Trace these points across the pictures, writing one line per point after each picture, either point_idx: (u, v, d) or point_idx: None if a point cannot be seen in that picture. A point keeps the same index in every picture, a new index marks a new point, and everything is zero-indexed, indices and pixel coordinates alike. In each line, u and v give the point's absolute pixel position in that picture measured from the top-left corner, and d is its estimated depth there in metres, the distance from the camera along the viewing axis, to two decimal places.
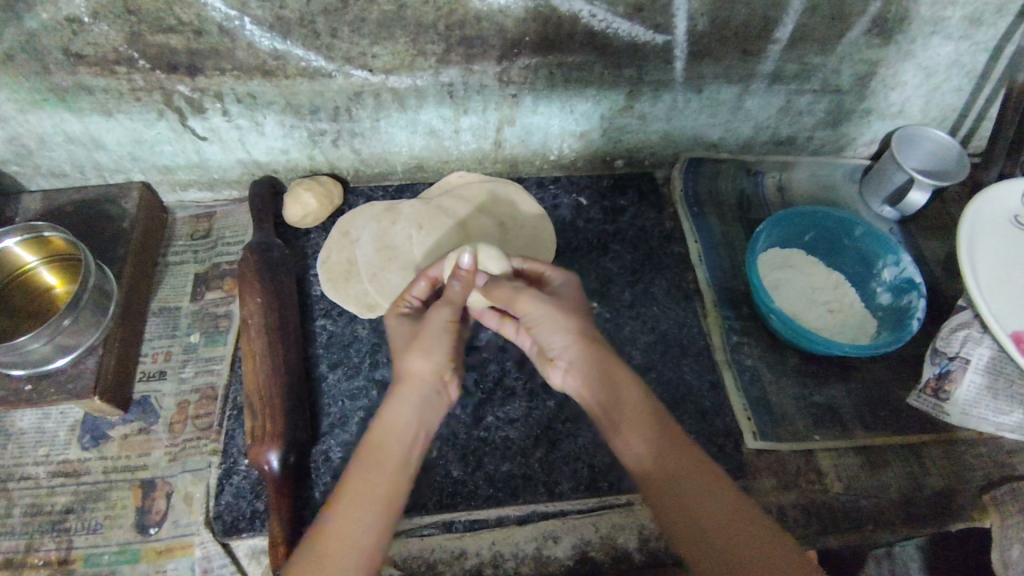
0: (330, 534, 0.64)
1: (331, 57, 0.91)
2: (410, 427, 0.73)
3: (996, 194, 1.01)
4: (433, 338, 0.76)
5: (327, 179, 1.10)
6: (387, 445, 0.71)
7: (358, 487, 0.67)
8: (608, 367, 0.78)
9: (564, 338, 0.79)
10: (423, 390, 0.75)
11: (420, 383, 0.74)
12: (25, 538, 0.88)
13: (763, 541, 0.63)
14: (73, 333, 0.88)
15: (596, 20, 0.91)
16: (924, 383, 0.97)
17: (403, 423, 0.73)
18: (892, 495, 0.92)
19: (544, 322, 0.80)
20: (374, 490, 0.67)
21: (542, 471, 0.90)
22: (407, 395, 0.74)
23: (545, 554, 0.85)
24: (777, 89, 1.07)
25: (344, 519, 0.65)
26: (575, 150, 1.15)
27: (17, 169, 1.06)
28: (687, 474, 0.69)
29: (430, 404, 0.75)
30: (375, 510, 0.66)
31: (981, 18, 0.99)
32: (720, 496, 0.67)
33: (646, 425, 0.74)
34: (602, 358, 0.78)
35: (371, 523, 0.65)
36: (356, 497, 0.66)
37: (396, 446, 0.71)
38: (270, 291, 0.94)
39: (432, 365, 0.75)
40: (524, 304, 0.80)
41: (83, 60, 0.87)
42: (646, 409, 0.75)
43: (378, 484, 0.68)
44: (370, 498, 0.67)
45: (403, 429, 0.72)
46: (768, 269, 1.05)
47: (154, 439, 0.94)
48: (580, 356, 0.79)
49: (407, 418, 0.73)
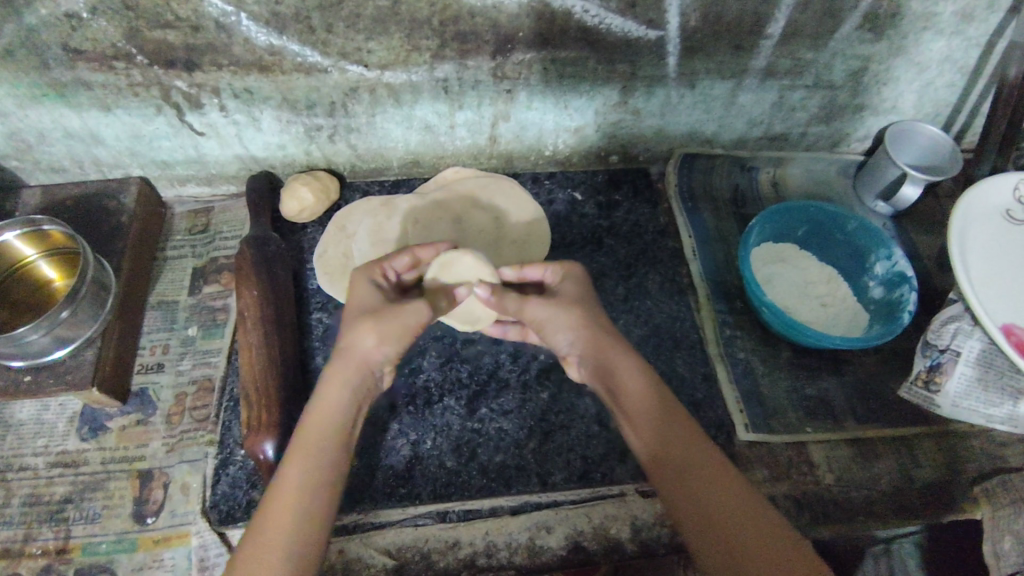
0: (270, 517, 0.66)
1: (327, 52, 0.92)
2: (344, 411, 0.74)
3: (988, 188, 1.01)
4: (404, 331, 0.78)
5: (324, 174, 1.11)
6: (322, 426, 0.72)
7: (296, 474, 0.68)
8: (612, 360, 0.80)
9: (569, 338, 0.82)
10: (362, 373, 0.77)
11: (361, 362, 0.77)
12: (23, 527, 0.89)
13: (771, 533, 0.64)
14: (72, 325, 0.89)
15: (589, 16, 0.92)
16: (915, 374, 0.97)
17: (338, 402, 0.74)
18: (883, 487, 0.93)
19: (548, 325, 0.83)
20: (311, 477, 0.68)
21: (535, 462, 0.90)
22: (344, 377, 0.76)
23: (538, 543, 0.87)
24: (769, 84, 1.07)
25: (285, 508, 0.66)
26: (569, 146, 1.16)
27: (17, 165, 1.07)
28: (693, 466, 0.70)
29: (365, 386, 0.77)
30: (314, 499, 0.67)
31: (972, 13, 1.00)
32: (731, 494, 0.68)
33: (653, 419, 0.75)
34: (604, 346, 0.81)
35: (310, 508, 0.67)
36: (296, 487, 0.67)
37: (333, 428, 0.73)
38: (266, 285, 0.95)
39: (381, 351, 0.77)
40: (529, 311, 0.82)
41: (82, 55, 0.88)
42: (652, 401, 0.76)
43: (317, 468, 0.69)
44: (309, 484, 0.68)
45: (338, 414, 0.74)
46: (761, 264, 1.06)
47: (151, 431, 0.95)
48: (587, 350, 0.82)
49: (342, 403, 0.74)
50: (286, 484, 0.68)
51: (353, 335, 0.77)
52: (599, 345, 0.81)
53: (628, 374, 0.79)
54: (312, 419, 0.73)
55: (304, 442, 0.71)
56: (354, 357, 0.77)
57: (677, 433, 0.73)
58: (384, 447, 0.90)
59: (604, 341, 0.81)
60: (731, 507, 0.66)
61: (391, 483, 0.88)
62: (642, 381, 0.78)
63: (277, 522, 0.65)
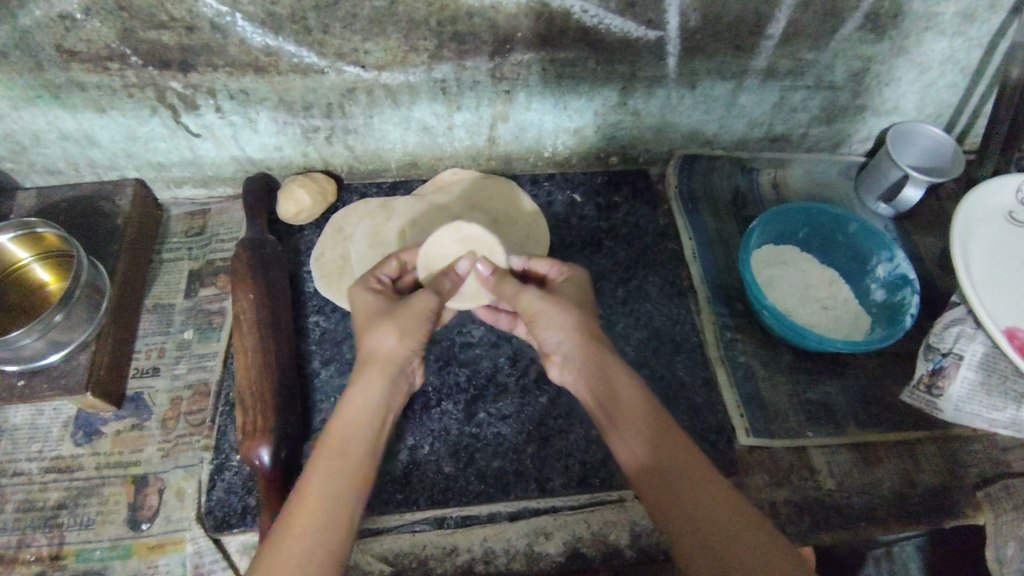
0: (298, 513, 0.63)
1: (323, 53, 0.91)
2: (371, 415, 0.74)
3: (992, 189, 0.99)
4: (417, 325, 0.79)
5: (321, 176, 1.10)
6: (354, 426, 0.72)
7: (328, 469, 0.67)
8: (603, 364, 0.80)
9: (559, 335, 0.83)
10: (388, 374, 0.77)
11: (388, 363, 0.77)
12: (17, 533, 0.88)
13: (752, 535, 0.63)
14: (65, 329, 0.88)
15: (587, 16, 0.91)
16: (917, 379, 0.96)
17: (367, 403, 0.74)
18: (885, 492, 0.92)
19: (540, 320, 0.84)
20: (345, 477, 0.67)
21: (534, 468, 0.89)
22: (371, 378, 0.76)
23: (537, 550, 0.86)
24: (770, 85, 1.07)
25: (317, 503, 0.64)
26: (568, 147, 1.15)
27: (12, 167, 1.06)
28: (684, 473, 0.69)
29: (392, 389, 0.77)
30: (345, 499, 0.66)
31: (975, 13, 0.99)
32: (723, 500, 0.66)
33: (644, 427, 0.74)
34: (597, 344, 0.81)
35: (342, 506, 0.65)
36: (326, 484, 0.66)
37: (364, 431, 0.72)
38: (263, 287, 0.94)
39: (401, 345, 0.78)
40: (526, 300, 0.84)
41: (76, 56, 0.87)
42: (643, 410, 0.75)
43: (348, 468, 0.68)
44: (339, 483, 0.66)
45: (366, 417, 0.73)
46: (761, 266, 1.05)
47: (147, 435, 0.94)
48: (577, 350, 0.82)
49: (370, 406, 0.74)
50: (315, 484, 0.66)
51: (373, 335, 0.78)
52: (588, 346, 0.81)
53: (621, 383, 0.78)
54: (339, 420, 0.72)
55: (335, 439, 0.70)
56: (379, 358, 0.77)
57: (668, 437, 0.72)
58: (382, 452, 0.89)
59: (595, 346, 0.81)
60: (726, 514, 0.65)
61: (389, 488, 0.87)
62: (634, 388, 0.78)
63: (307, 516, 0.63)
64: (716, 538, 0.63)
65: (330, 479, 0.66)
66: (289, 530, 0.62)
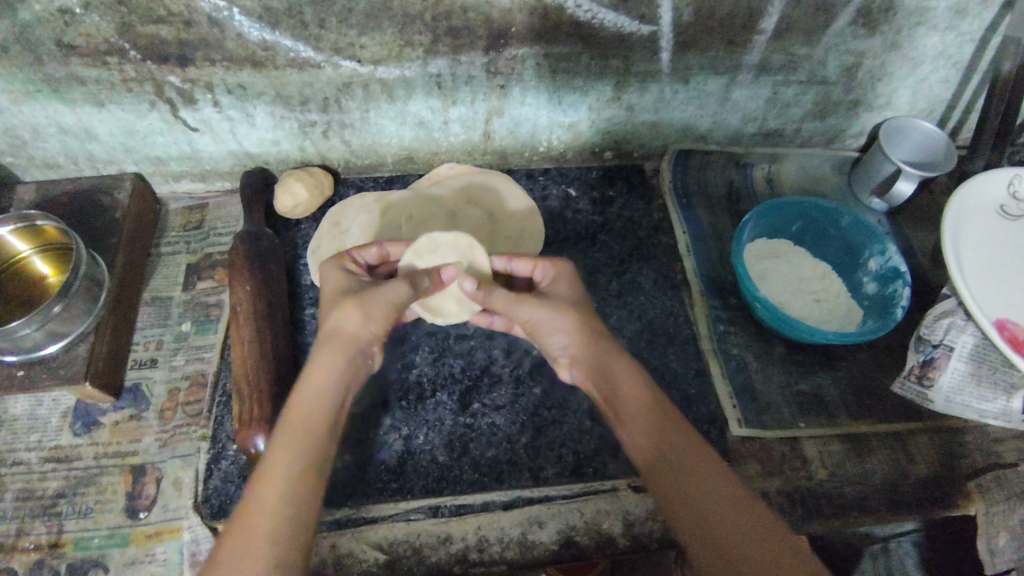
0: (257, 499, 0.64)
1: (320, 47, 0.92)
2: (331, 395, 0.73)
3: (984, 183, 1.00)
4: (380, 308, 0.79)
5: (318, 170, 1.12)
6: (311, 406, 0.72)
7: (286, 453, 0.67)
8: (608, 361, 0.81)
9: (566, 339, 0.83)
10: (346, 352, 0.76)
11: (348, 342, 0.76)
12: (16, 522, 0.89)
13: (751, 525, 0.64)
14: (65, 320, 0.89)
15: (581, 11, 0.92)
16: (908, 370, 0.97)
17: (326, 381, 0.74)
18: (876, 482, 0.93)
19: (542, 325, 0.84)
20: (305, 459, 0.68)
21: (527, 457, 0.91)
22: (331, 358, 0.75)
23: (530, 539, 0.86)
24: (764, 80, 1.07)
25: (275, 488, 0.65)
26: (564, 142, 1.16)
27: (12, 161, 1.07)
28: (691, 469, 0.69)
29: (352, 368, 0.76)
30: (305, 479, 0.67)
31: (966, 9, 1.00)
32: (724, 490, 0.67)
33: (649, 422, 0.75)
34: (602, 349, 0.82)
35: (302, 487, 0.66)
36: (284, 467, 0.66)
37: (322, 414, 0.72)
38: (260, 279, 0.95)
39: (363, 329, 0.77)
40: (523, 311, 0.83)
41: (75, 51, 0.89)
42: (648, 409, 0.76)
43: (307, 449, 0.68)
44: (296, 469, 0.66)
45: (325, 398, 0.73)
46: (754, 259, 1.06)
47: (145, 426, 0.95)
48: (581, 352, 0.83)
49: (329, 385, 0.74)
50: (274, 467, 0.66)
51: (336, 316, 0.78)
52: (596, 348, 0.82)
53: (624, 379, 0.79)
54: (299, 401, 0.72)
55: (293, 421, 0.70)
56: (340, 336, 0.77)
57: (671, 433, 0.73)
58: (376, 442, 0.90)
59: (596, 345, 0.82)
60: (731, 507, 0.66)
61: (383, 477, 0.88)
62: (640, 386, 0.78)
63: (265, 503, 0.64)
64: (720, 531, 0.64)
65: (288, 462, 0.67)
66: (247, 517, 0.63)
